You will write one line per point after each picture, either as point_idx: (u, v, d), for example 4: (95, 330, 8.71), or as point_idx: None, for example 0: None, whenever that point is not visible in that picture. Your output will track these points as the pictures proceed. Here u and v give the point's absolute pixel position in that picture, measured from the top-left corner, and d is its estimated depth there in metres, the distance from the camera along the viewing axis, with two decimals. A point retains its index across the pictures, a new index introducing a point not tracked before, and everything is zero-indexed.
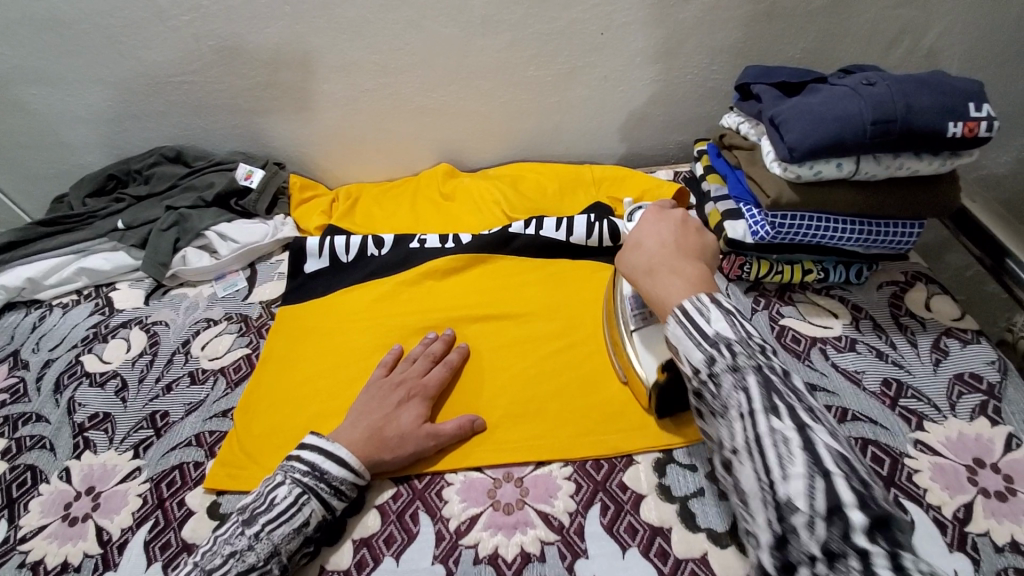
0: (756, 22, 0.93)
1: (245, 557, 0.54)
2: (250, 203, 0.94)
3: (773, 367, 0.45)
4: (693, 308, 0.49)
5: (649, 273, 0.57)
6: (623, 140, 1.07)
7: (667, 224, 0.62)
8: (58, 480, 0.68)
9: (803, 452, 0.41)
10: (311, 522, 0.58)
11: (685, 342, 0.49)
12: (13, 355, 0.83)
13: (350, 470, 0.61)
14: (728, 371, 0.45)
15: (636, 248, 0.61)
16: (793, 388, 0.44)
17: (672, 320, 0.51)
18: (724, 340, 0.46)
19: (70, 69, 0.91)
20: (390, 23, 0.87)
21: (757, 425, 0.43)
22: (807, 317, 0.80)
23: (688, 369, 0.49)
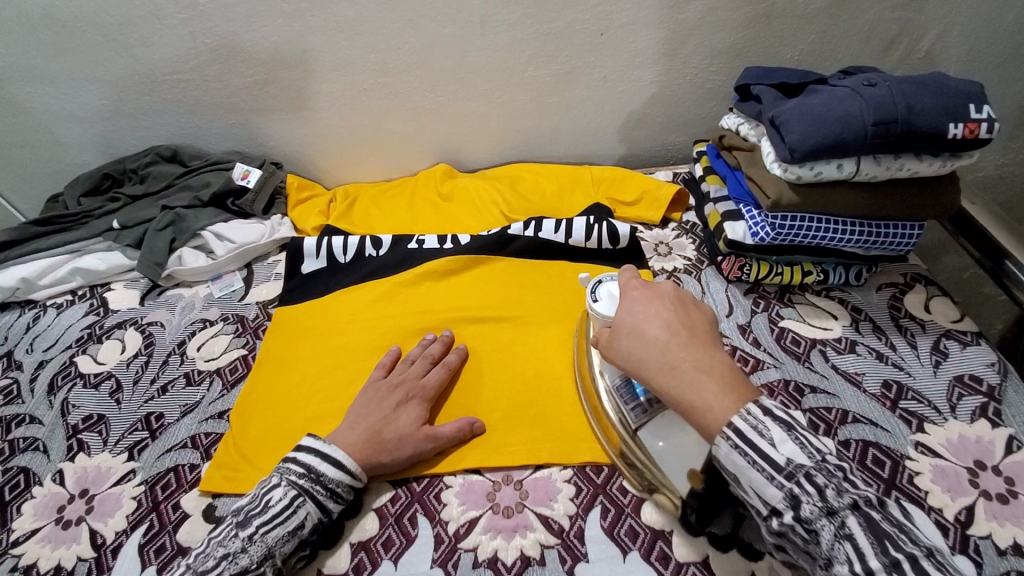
0: (756, 23, 0.93)
1: (238, 560, 0.53)
2: (247, 203, 0.93)
3: (868, 501, 0.46)
4: (750, 430, 0.48)
5: (667, 370, 0.52)
6: (622, 141, 1.06)
7: (662, 302, 0.57)
8: (51, 483, 0.67)
9: None
10: (306, 524, 0.57)
11: (756, 480, 0.48)
12: (7, 356, 0.82)
13: (347, 472, 0.60)
14: (824, 516, 0.45)
15: (637, 336, 0.55)
16: (894, 526, 0.45)
17: (725, 444, 0.48)
18: (804, 472, 0.47)
19: (65, 67, 0.90)
20: (389, 22, 0.87)
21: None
22: (807, 318, 0.79)
23: (763, 508, 0.48)
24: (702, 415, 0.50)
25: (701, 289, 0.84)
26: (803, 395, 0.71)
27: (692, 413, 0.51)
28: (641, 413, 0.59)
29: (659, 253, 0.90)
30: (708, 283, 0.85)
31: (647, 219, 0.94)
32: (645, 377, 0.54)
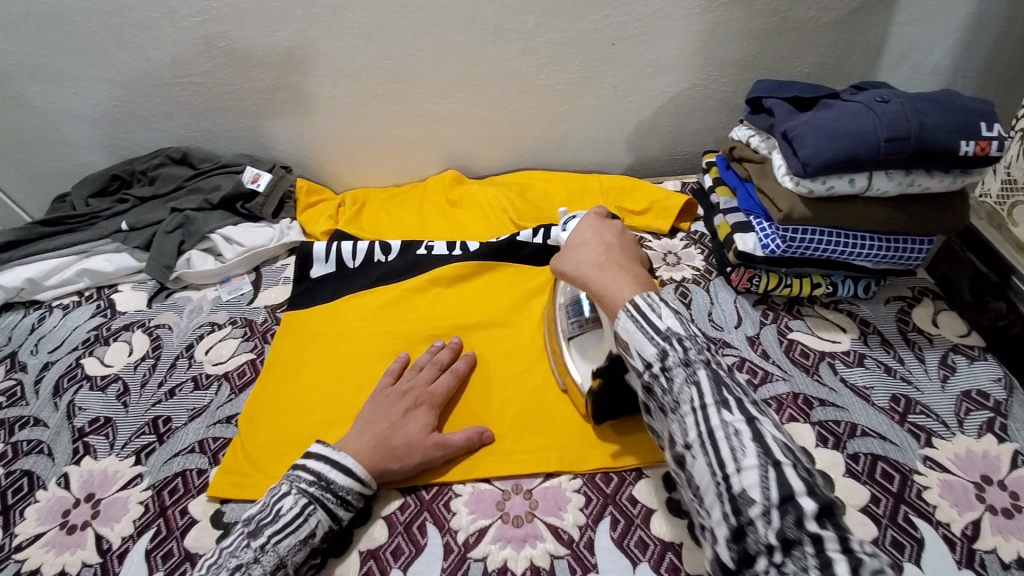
0: (766, 36, 0.93)
1: (251, 570, 0.52)
2: (256, 206, 0.93)
3: (720, 364, 0.50)
4: (645, 304, 0.53)
5: (597, 267, 0.61)
6: (631, 150, 1.07)
7: (606, 228, 0.67)
8: (56, 486, 0.66)
9: (754, 444, 0.45)
10: (317, 533, 0.57)
11: (637, 337, 0.52)
12: (11, 357, 0.82)
13: (356, 479, 0.60)
14: (682, 366, 0.50)
15: (580, 248, 0.65)
16: (738, 385, 0.50)
17: (623, 313, 0.54)
18: (675, 335, 0.51)
19: (77, 68, 0.90)
20: (402, 28, 0.87)
21: (709, 419, 0.47)
22: (815, 331, 0.80)
23: (639, 363, 0.52)
24: (613, 296, 0.57)
25: (709, 300, 0.84)
26: (812, 407, 0.71)
27: (606, 295, 0.58)
28: (579, 327, 0.71)
29: (667, 263, 0.90)
30: (716, 294, 0.85)
31: (656, 228, 0.94)
32: (579, 274, 0.62)
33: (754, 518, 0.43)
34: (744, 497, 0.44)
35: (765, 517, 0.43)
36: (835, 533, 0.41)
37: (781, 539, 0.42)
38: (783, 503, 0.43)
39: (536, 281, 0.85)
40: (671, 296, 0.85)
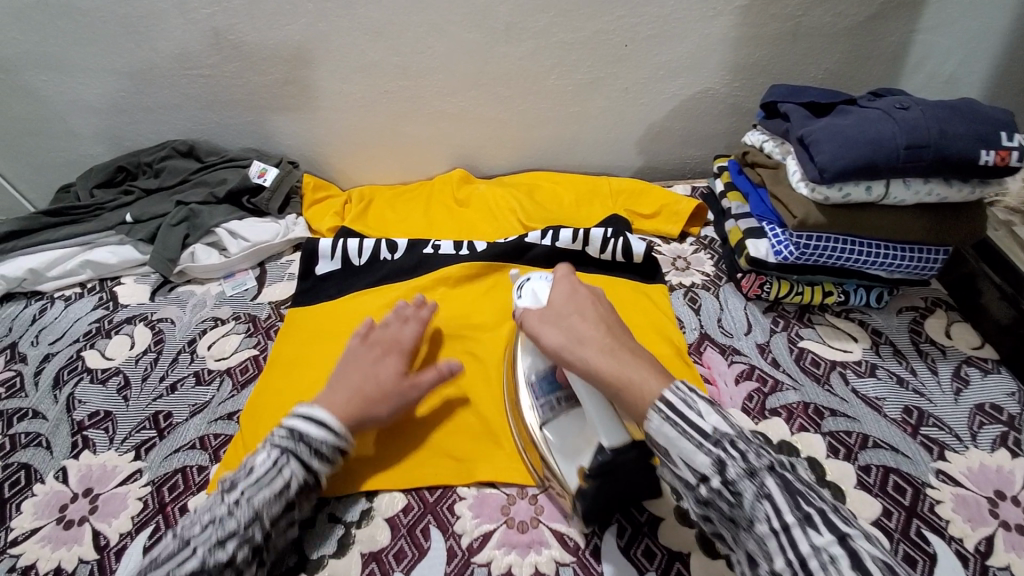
0: (781, 41, 0.92)
1: (224, 524, 0.51)
2: (262, 201, 0.93)
3: (782, 469, 0.46)
4: (680, 400, 0.49)
5: (606, 350, 0.56)
6: (641, 153, 1.06)
7: (597, 302, 0.63)
8: (54, 480, 0.65)
9: (854, 570, 0.40)
10: (293, 485, 0.55)
11: (683, 443, 0.47)
12: (11, 348, 0.81)
13: (330, 430, 0.58)
14: (746, 477, 0.45)
15: (579, 320, 0.60)
16: (806, 490, 0.46)
17: (657, 415, 0.49)
18: (726, 438, 0.47)
19: (84, 58, 0.89)
20: (414, 25, 0.86)
21: (797, 543, 0.42)
22: (826, 339, 0.78)
23: (691, 477, 0.47)
24: (635, 386, 0.52)
25: (718, 306, 0.83)
26: (823, 418, 0.70)
27: (625, 386, 0.53)
28: (549, 411, 0.63)
29: (676, 267, 0.89)
30: (726, 300, 0.84)
31: (666, 233, 0.93)
32: (584, 356, 0.57)
33: None
34: None
35: None
36: None
37: None
38: None
39: None
40: (680, 301, 0.84)
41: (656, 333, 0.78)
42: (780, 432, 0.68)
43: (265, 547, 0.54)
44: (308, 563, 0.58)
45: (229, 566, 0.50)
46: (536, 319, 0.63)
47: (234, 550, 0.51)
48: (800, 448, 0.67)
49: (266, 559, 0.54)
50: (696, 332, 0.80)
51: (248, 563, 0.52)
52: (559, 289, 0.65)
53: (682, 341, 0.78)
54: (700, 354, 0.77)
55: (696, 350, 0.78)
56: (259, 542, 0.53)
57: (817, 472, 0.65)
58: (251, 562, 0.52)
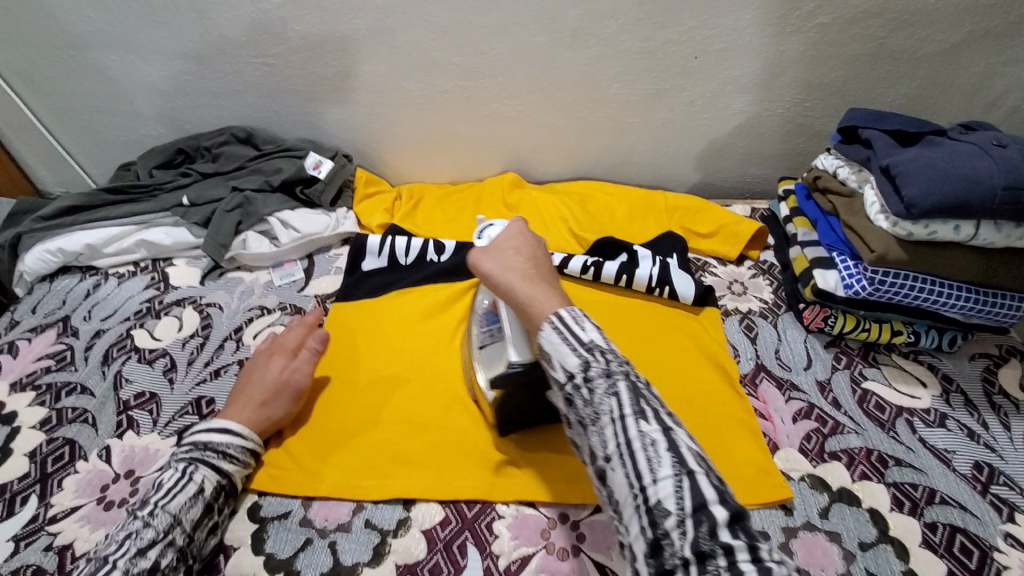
0: (861, 63, 0.87)
1: (142, 534, 0.53)
2: (315, 193, 0.92)
3: (638, 377, 0.51)
4: (569, 318, 0.53)
5: (527, 279, 0.59)
6: (699, 169, 1.02)
7: (537, 242, 0.64)
8: (97, 459, 0.66)
9: (669, 453, 0.46)
10: (206, 488, 0.58)
11: (561, 348, 0.52)
12: (64, 321, 0.82)
13: (234, 433, 0.62)
14: (604, 377, 0.50)
15: (509, 253, 0.61)
16: (652, 396, 0.51)
17: (549, 327, 0.53)
18: (598, 347, 0.52)
19: (151, 39, 0.90)
20: (479, 25, 0.85)
21: (627, 430, 0.47)
22: (892, 382, 0.74)
23: (561, 376, 0.52)
24: (537, 311, 0.56)
25: (776, 336, 0.79)
26: (886, 467, 0.65)
27: (532, 308, 0.56)
28: (490, 335, 0.69)
29: (732, 292, 0.85)
30: (785, 330, 0.80)
31: (722, 254, 0.89)
32: (509, 284, 0.59)
33: (670, 529, 0.43)
34: (660, 508, 0.44)
35: (679, 527, 0.43)
36: (745, 541, 0.42)
37: (695, 551, 0.41)
38: (696, 513, 0.43)
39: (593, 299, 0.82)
40: (735, 327, 0.81)
41: (707, 360, 0.75)
42: (840, 478, 0.64)
43: (189, 552, 0.55)
44: (344, 570, 0.57)
45: (155, 571, 0.52)
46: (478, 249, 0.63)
47: (158, 556, 0.52)
48: (862, 497, 0.63)
49: (193, 564, 0.56)
50: (752, 362, 0.76)
51: (174, 566, 0.53)
52: (507, 229, 0.65)
53: (735, 372, 0.74)
54: (755, 387, 0.74)
55: (751, 382, 0.74)
56: (183, 546, 0.54)
57: (879, 525, 0.60)
58: (178, 565, 0.54)
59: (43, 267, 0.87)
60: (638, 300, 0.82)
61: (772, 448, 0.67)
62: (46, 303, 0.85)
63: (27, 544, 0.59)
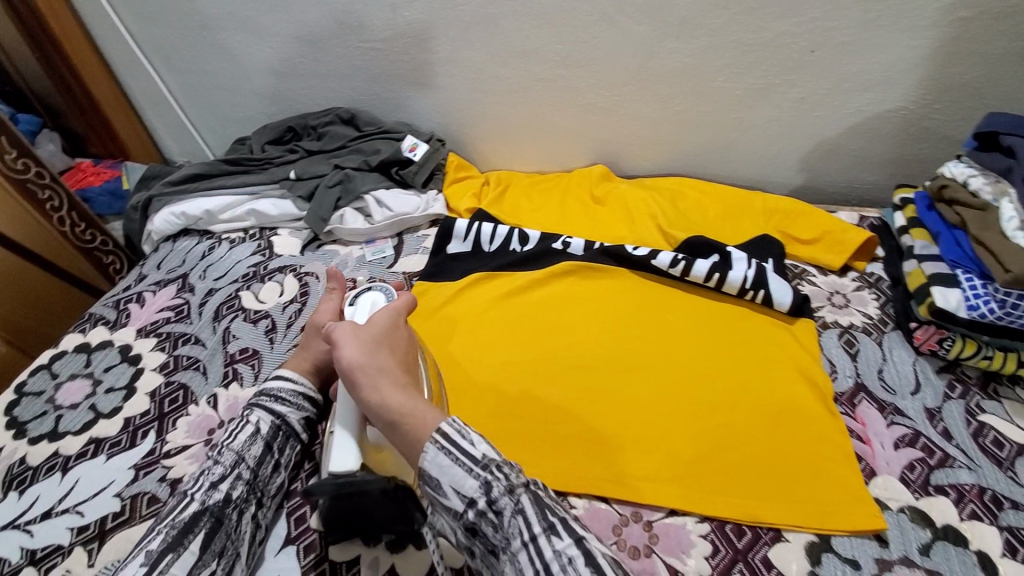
0: (1009, 62, 0.78)
1: (214, 469, 0.57)
2: (410, 174, 0.96)
3: (538, 483, 0.49)
4: (455, 432, 0.49)
5: (399, 385, 0.53)
6: (803, 171, 0.96)
7: (406, 337, 0.60)
8: (205, 404, 0.72)
9: (587, 567, 0.44)
10: (264, 428, 0.61)
11: (454, 471, 0.47)
12: (183, 278, 0.90)
13: (286, 378, 0.65)
14: (506, 494, 0.47)
15: (378, 347, 0.55)
16: (556, 501, 0.49)
17: (432, 447, 0.48)
18: (493, 461, 0.48)
19: (272, 22, 0.96)
20: (583, 14, 0.84)
21: (542, 551, 0.45)
22: (1014, 418, 0.66)
23: (460, 503, 0.47)
24: (417, 423, 0.50)
25: (880, 355, 0.73)
26: (1001, 508, 0.59)
27: (408, 419, 0.51)
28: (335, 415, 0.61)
29: (833, 303, 0.80)
30: (891, 349, 0.74)
31: (824, 263, 0.83)
32: (377, 387, 0.52)
33: None
34: None
35: None
36: None
37: None
38: None
39: (642, 297, 0.81)
40: (833, 341, 0.75)
41: (792, 372, 0.71)
42: (946, 514, 0.59)
43: (258, 487, 0.59)
44: (418, 536, 0.59)
45: (228, 502, 0.56)
46: (348, 328, 0.56)
47: (229, 488, 0.56)
48: (970, 538, 0.57)
49: (264, 499, 0.60)
50: (851, 380, 0.71)
51: (245, 498, 0.57)
52: (381, 315, 0.59)
53: (830, 389, 0.69)
54: (852, 407, 0.69)
55: (848, 401, 0.69)
56: (250, 480, 0.58)
57: (989, 571, 0.55)
58: (248, 498, 0.58)
59: (168, 228, 0.96)
60: (723, 306, 0.79)
61: (868, 473, 0.63)
62: (169, 260, 0.94)
63: (144, 474, 0.66)
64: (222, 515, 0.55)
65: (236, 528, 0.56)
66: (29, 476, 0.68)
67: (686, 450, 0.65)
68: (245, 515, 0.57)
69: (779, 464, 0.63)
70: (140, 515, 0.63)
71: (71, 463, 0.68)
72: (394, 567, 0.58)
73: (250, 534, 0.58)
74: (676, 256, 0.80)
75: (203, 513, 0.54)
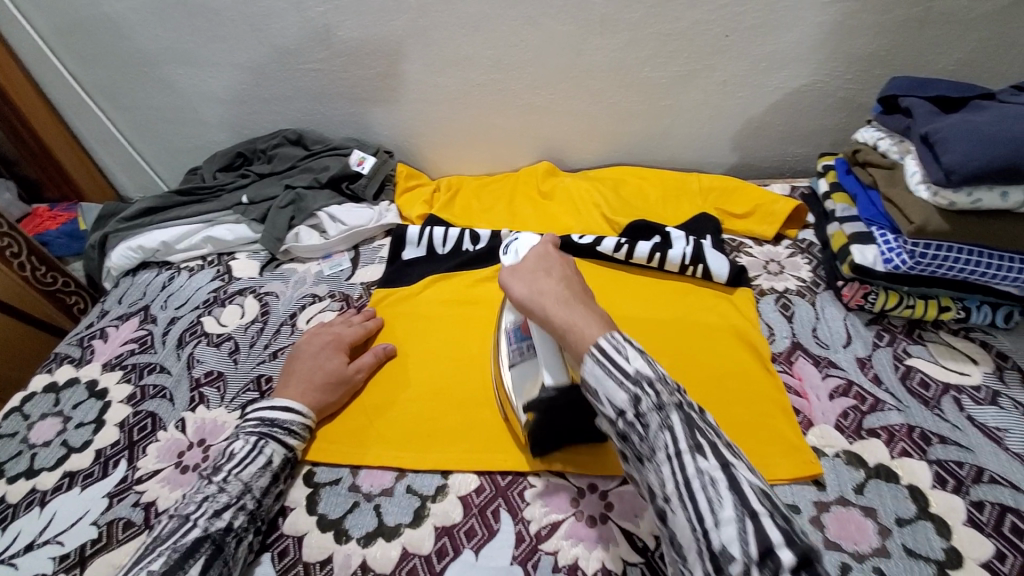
0: (907, 29, 0.84)
1: (218, 498, 0.58)
2: (360, 187, 0.99)
3: (691, 406, 0.49)
4: (610, 347, 0.50)
5: (563, 302, 0.58)
6: (735, 149, 1.01)
7: (566, 264, 0.64)
8: (174, 429, 0.74)
9: (729, 493, 0.43)
10: (275, 460, 0.64)
11: (606, 382, 0.49)
12: (145, 310, 0.92)
13: (296, 413, 0.67)
14: (655, 411, 0.48)
15: (540, 276, 0.62)
16: (711, 427, 0.48)
17: (591, 358, 0.51)
18: (645, 377, 0.49)
19: (211, 53, 0.99)
20: (509, 19, 0.87)
21: (685, 467, 0.45)
22: (939, 359, 0.71)
23: (611, 411, 0.50)
24: (579, 331, 0.54)
25: (814, 314, 0.78)
26: (929, 444, 0.63)
27: (571, 331, 0.54)
28: (520, 354, 0.68)
29: (768, 271, 0.84)
30: (823, 308, 0.78)
31: (759, 234, 0.88)
32: (543, 307, 0.58)
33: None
34: (724, 553, 0.41)
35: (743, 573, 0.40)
36: None
37: None
38: (762, 559, 0.40)
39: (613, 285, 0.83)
40: (770, 306, 0.80)
41: (741, 341, 0.74)
42: (877, 454, 0.63)
43: (258, 516, 0.61)
44: (387, 529, 0.62)
45: (229, 531, 0.57)
46: (510, 273, 0.64)
47: (231, 518, 0.58)
48: (901, 474, 0.61)
49: (260, 526, 0.61)
50: (788, 340, 0.75)
51: (245, 528, 0.59)
52: (535, 253, 0.66)
53: (768, 349, 0.74)
54: (789, 364, 0.73)
55: (786, 359, 0.74)
56: (253, 510, 0.60)
57: (919, 502, 0.59)
58: (248, 527, 0.59)
59: (125, 262, 0.98)
60: (672, 283, 0.83)
61: (807, 425, 0.67)
62: (130, 294, 0.95)
63: (118, 501, 0.68)
64: (223, 543, 0.56)
65: (234, 556, 0.57)
66: (9, 513, 0.69)
67: (773, 411, 0.67)
68: (243, 544, 0.59)
69: (738, 431, 0.66)
70: (119, 538, 0.64)
71: (49, 497, 0.69)
72: (365, 562, 0.59)
73: (243, 558, 0.59)
74: (620, 240, 0.84)
75: (205, 540, 0.55)
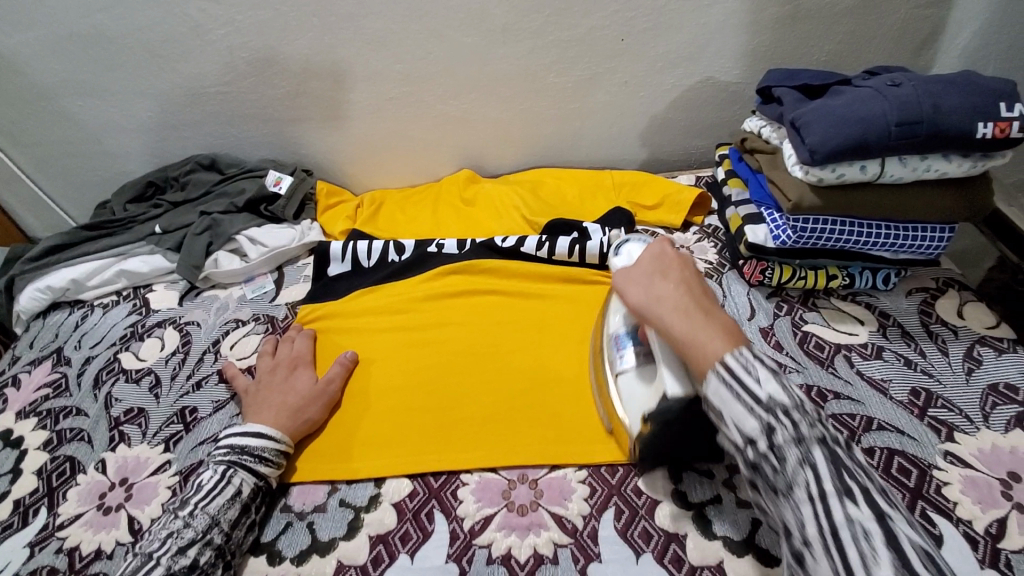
0: (781, 25, 0.92)
1: (183, 534, 0.56)
2: (279, 208, 0.98)
3: (836, 442, 0.45)
4: (738, 366, 0.47)
5: (682, 309, 0.55)
6: (644, 146, 1.07)
7: (685, 264, 0.60)
8: (95, 471, 0.71)
9: (886, 547, 0.40)
10: (244, 491, 0.61)
11: (734, 407, 0.47)
12: (58, 352, 0.88)
13: (269, 438, 0.65)
14: (794, 444, 0.44)
15: (658, 281, 0.59)
16: (857, 467, 0.44)
17: (715, 377, 0.48)
18: (780, 406, 0.45)
19: (112, 82, 0.96)
20: (415, 32, 0.90)
21: (832, 513, 0.42)
22: (830, 322, 0.78)
23: (737, 438, 0.47)
24: (698, 348, 0.51)
25: (721, 292, 0.83)
26: (826, 400, 0.69)
27: (691, 344, 0.52)
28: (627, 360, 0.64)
29: None
30: (729, 286, 0.84)
31: (669, 223, 0.93)
32: (660, 316, 0.56)
33: None
34: None
35: None
36: None
37: None
38: None
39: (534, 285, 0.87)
40: None
41: None
42: None
43: (228, 550, 0.58)
44: (322, 544, 0.62)
45: (193, 568, 0.55)
46: (624, 276, 0.62)
47: (197, 554, 0.56)
48: None
49: (232, 560, 0.59)
50: None
51: (213, 564, 0.56)
52: (651, 252, 0.63)
53: None
54: None
55: None
56: (221, 545, 0.58)
57: None
58: (216, 562, 0.57)
59: (34, 304, 0.93)
60: (591, 274, 0.87)
61: None
62: (41, 337, 0.91)
63: (39, 550, 0.65)
64: None
65: None
66: None
67: None
68: None
69: None
70: None
71: None
72: None
73: None
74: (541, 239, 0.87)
75: None
